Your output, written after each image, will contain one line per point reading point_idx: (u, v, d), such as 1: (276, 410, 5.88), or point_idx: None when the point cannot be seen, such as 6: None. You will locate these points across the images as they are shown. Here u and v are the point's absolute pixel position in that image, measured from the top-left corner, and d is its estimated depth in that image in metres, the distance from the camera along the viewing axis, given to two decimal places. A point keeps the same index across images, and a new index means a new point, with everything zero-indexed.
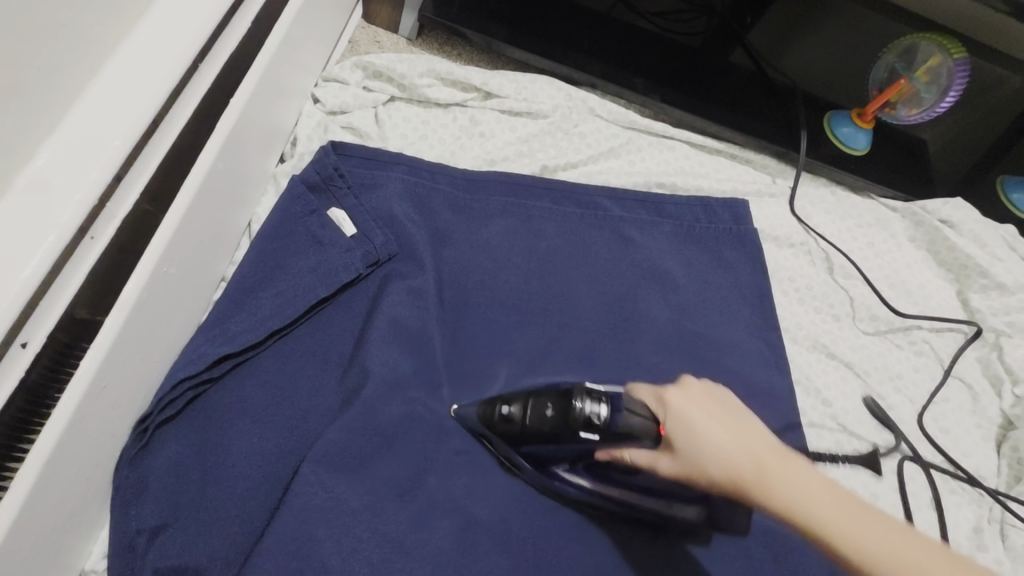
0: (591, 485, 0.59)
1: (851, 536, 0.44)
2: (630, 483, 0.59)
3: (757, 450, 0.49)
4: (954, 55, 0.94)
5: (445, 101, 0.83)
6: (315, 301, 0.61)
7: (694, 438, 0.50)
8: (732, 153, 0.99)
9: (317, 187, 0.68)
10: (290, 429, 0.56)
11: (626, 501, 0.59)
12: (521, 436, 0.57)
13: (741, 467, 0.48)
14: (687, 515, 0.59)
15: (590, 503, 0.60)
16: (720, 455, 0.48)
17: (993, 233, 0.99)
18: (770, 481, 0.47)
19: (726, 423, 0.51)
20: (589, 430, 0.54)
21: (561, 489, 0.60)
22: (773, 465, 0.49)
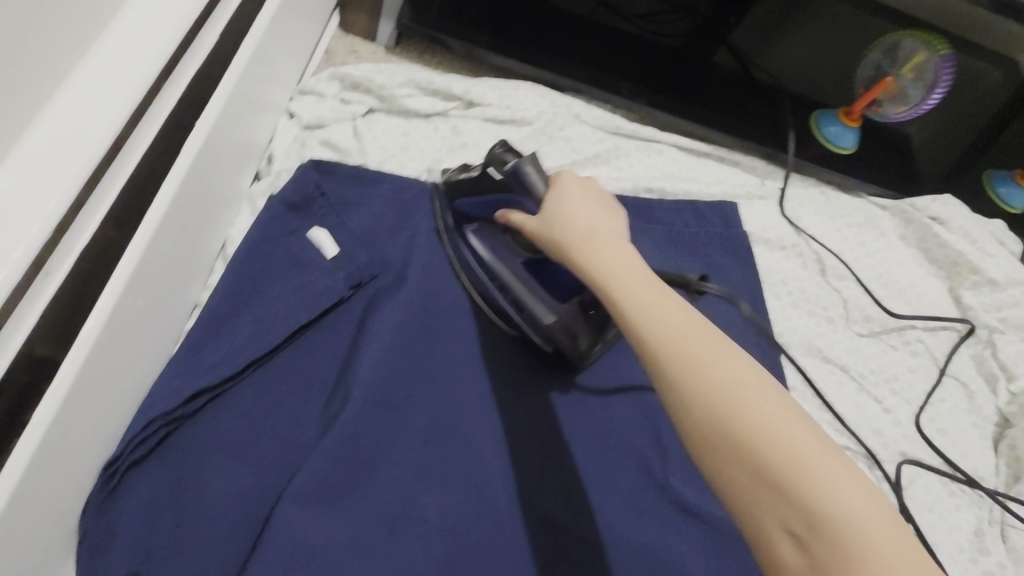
0: (486, 256, 0.67)
1: (630, 295, 0.47)
2: (511, 267, 0.65)
3: (600, 234, 0.53)
4: (940, 51, 0.96)
5: (426, 112, 0.81)
6: (296, 326, 0.58)
7: (555, 210, 0.56)
8: (722, 155, 0.98)
9: (297, 206, 0.65)
10: (272, 463, 0.53)
11: (499, 282, 0.66)
12: (460, 186, 0.68)
13: (574, 229, 0.53)
14: (540, 319, 0.63)
15: (475, 276, 0.68)
16: (565, 224, 0.54)
17: (982, 229, 0.99)
18: (590, 249, 0.51)
19: (590, 212, 0.55)
20: (495, 173, 0.62)
21: (462, 254, 0.69)
22: (610, 247, 0.51)
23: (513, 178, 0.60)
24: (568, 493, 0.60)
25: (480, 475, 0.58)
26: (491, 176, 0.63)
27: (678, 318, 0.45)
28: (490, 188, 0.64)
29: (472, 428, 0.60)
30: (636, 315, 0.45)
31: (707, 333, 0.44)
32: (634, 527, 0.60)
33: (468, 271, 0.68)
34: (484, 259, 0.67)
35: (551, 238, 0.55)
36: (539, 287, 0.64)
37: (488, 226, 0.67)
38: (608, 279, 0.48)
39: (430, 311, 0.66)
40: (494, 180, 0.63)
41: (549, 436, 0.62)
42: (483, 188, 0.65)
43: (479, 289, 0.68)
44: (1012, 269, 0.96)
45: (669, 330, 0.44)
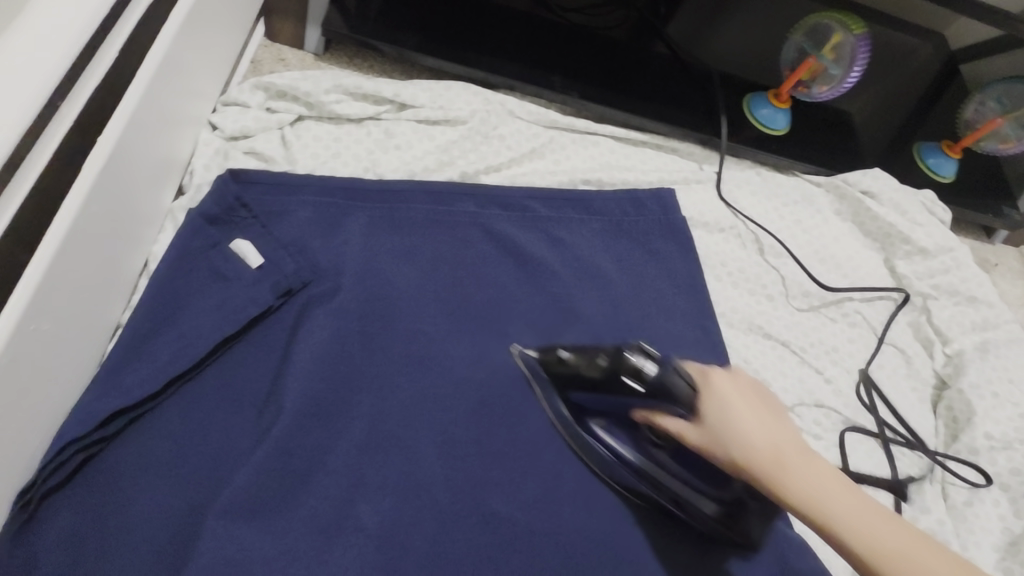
0: (623, 451, 0.63)
1: (851, 527, 0.50)
2: (661, 465, 0.62)
3: (783, 447, 0.53)
4: (855, 30, 0.98)
5: (358, 116, 0.81)
6: (220, 339, 0.58)
7: (726, 428, 0.54)
8: (657, 143, 0.99)
9: (217, 219, 0.64)
10: (201, 479, 0.53)
11: (651, 481, 0.62)
12: (574, 380, 0.63)
13: (763, 454, 0.53)
14: (705, 512, 0.60)
15: (615, 473, 0.64)
16: (746, 448, 0.53)
17: (912, 200, 1.02)
18: (791, 475, 0.52)
19: (757, 419, 0.54)
20: (635, 382, 0.57)
21: (592, 447, 0.64)
22: (799, 463, 0.53)
23: (662, 390, 0.56)
24: (505, 485, 0.62)
25: (418, 474, 0.59)
26: (625, 383, 0.58)
27: (901, 538, 0.50)
28: (618, 389, 0.60)
29: (409, 431, 0.61)
30: (863, 547, 0.50)
31: (928, 546, 0.50)
32: (573, 515, 0.62)
33: (606, 472, 0.64)
34: (625, 457, 0.63)
35: (727, 458, 0.54)
36: (692, 479, 0.60)
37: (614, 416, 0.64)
38: (827, 513, 0.51)
39: (365, 315, 0.66)
40: (632, 387, 0.58)
41: (484, 427, 0.64)
42: (611, 389, 0.60)
43: (621, 484, 0.64)
44: (941, 236, 1.00)
45: (902, 556, 0.49)
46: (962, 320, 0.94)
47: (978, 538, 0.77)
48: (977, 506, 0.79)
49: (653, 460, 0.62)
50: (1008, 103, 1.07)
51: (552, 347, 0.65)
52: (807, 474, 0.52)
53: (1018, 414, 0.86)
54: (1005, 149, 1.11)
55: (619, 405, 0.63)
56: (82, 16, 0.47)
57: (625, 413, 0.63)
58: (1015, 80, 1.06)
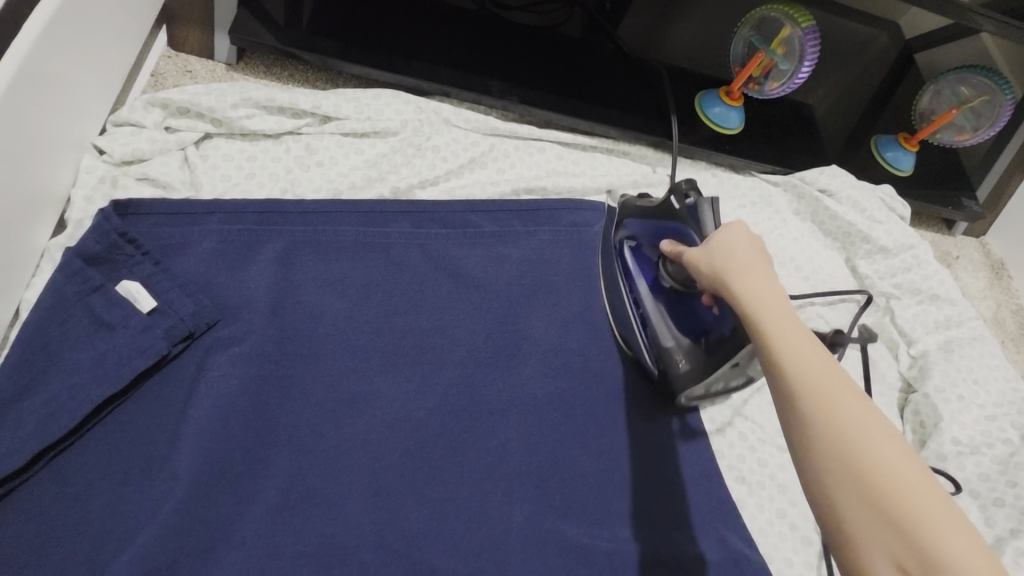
0: (634, 274, 0.72)
1: (783, 333, 0.48)
2: (654, 291, 0.70)
3: (761, 268, 0.55)
4: (802, 24, 0.93)
5: (273, 132, 0.74)
6: (100, 400, 0.51)
7: (722, 241, 0.57)
8: (607, 147, 0.94)
9: (99, 259, 0.56)
10: (79, 565, 0.46)
11: (636, 297, 0.71)
12: (632, 209, 0.75)
13: (735, 259, 0.55)
14: (662, 342, 0.68)
15: (619, 295, 0.72)
16: (726, 252, 0.56)
17: (871, 196, 0.99)
18: (753, 280, 0.53)
19: (749, 257, 0.56)
20: (673, 202, 0.68)
21: (615, 265, 0.74)
22: (766, 281, 0.54)
23: (690, 213, 0.66)
24: (444, 539, 0.56)
25: (340, 539, 0.53)
26: (667, 204, 0.70)
27: (835, 385, 0.45)
28: (668, 217, 0.69)
29: (333, 487, 0.55)
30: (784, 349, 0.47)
31: (861, 401, 0.44)
32: (523, 565, 0.56)
33: (614, 292, 0.73)
34: (632, 277, 0.72)
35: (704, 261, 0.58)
36: (668, 315, 0.68)
37: (644, 243, 0.72)
38: (765, 312, 0.50)
39: (281, 358, 0.59)
40: (669, 208, 0.69)
41: (414, 475, 0.58)
42: (655, 215, 0.71)
43: (614, 303, 0.73)
44: (901, 234, 0.96)
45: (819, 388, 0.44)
46: (925, 319, 0.91)
47: None
48: None
49: (650, 286, 0.70)
50: (963, 93, 1.05)
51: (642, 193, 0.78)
52: (765, 284, 0.53)
53: (984, 417, 0.83)
54: (961, 141, 1.08)
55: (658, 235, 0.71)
56: None
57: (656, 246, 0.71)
58: (968, 69, 1.03)
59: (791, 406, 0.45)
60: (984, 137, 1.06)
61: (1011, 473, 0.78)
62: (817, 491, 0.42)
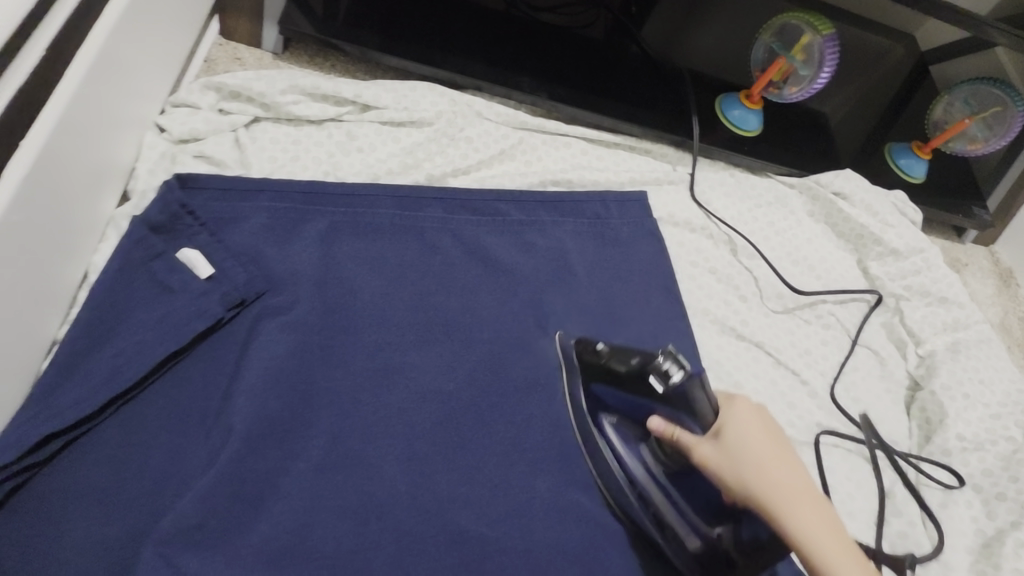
0: (624, 454, 0.62)
1: (847, 572, 0.47)
2: (660, 481, 0.61)
3: (792, 475, 0.52)
4: (822, 31, 0.97)
5: (317, 118, 0.78)
6: (164, 355, 0.55)
7: (744, 448, 0.52)
8: (630, 144, 0.97)
9: (162, 227, 0.60)
10: (141, 507, 0.50)
11: (643, 493, 0.61)
12: (595, 371, 0.64)
13: (766, 472, 0.51)
14: (686, 543, 0.59)
15: (613, 476, 0.63)
16: (755, 465, 0.52)
17: (883, 201, 1.02)
18: (793, 502, 0.50)
19: (778, 464, 0.52)
20: (655, 381, 0.57)
21: (596, 440, 0.64)
22: (800, 493, 0.51)
23: (680, 396, 0.55)
24: (473, 503, 0.59)
25: (379, 496, 0.57)
26: (647, 381, 0.58)
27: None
28: (645, 392, 0.59)
29: (372, 449, 0.58)
30: None
31: None
32: (545, 531, 0.60)
33: (603, 470, 0.63)
34: (623, 459, 0.62)
35: (728, 471, 0.52)
36: (683, 503, 0.60)
37: (628, 420, 0.63)
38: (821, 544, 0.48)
39: (325, 327, 0.63)
40: (653, 388, 0.58)
41: (446, 441, 0.61)
42: (632, 388, 0.61)
43: (607, 485, 0.63)
44: (912, 238, 0.99)
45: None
46: (934, 320, 0.94)
47: (953, 540, 0.77)
48: (951, 509, 0.79)
49: (652, 472, 0.61)
50: (974, 104, 1.08)
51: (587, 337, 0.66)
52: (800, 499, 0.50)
53: (989, 415, 0.86)
54: (973, 150, 1.11)
55: (639, 407, 0.62)
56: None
57: (638, 416, 0.63)
58: (981, 82, 1.07)
59: None
60: (996, 146, 1.09)
61: (1014, 470, 0.81)
62: None
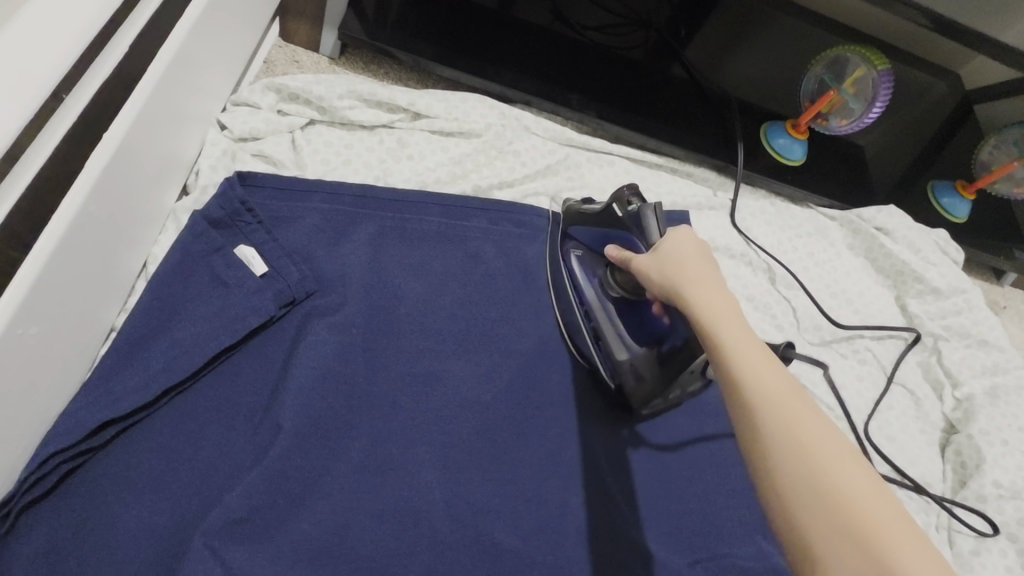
0: (582, 285, 0.71)
1: (738, 348, 0.46)
2: (605, 305, 0.69)
3: (713, 281, 0.52)
4: (877, 65, 0.97)
5: (370, 123, 0.79)
6: (218, 349, 0.56)
7: (672, 253, 0.55)
8: (673, 166, 0.97)
9: (221, 223, 0.62)
10: (191, 496, 0.50)
11: (588, 310, 0.70)
12: (574, 216, 0.75)
13: (683, 273, 0.53)
14: (613, 352, 0.67)
15: (570, 302, 0.72)
16: (676, 265, 0.54)
17: (926, 238, 1.01)
18: (703, 294, 0.51)
19: (704, 269, 0.54)
20: (616, 209, 0.67)
21: (563, 276, 0.73)
22: (715, 291, 0.51)
23: (632, 219, 0.65)
24: (508, 517, 0.59)
25: (416, 502, 0.57)
26: (610, 212, 0.68)
27: (792, 407, 0.42)
28: (608, 224, 0.69)
29: (410, 456, 0.59)
30: (738, 365, 0.45)
31: (818, 415, 0.42)
32: (576, 548, 0.59)
33: (564, 301, 0.73)
34: (580, 286, 0.71)
35: (656, 272, 0.56)
36: (621, 323, 0.68)
37: (591, 253, 0.72)
38: (718, 321, 0.48)
39: (370, 332, 0.63)
40: (613, 216, 0.67)
41: (485, 452, 0.61)
42: (599, 222, 0.70)
43: (566, 312, 0.72)
44: (954, 277, 0.98)
45: (783, 414, 0.42)
46: (972, 363, 0.92)
47: None
48: (984, 557, 0.77)
49: (602, 297, 0.70)
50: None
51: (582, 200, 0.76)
52: (716, 296, 0.51)
53: None
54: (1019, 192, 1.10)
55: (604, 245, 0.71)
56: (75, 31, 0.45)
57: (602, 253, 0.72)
58: None
59: (749, 435, 0.42)
60: None
61: None
62: (773, 514, 0.40)
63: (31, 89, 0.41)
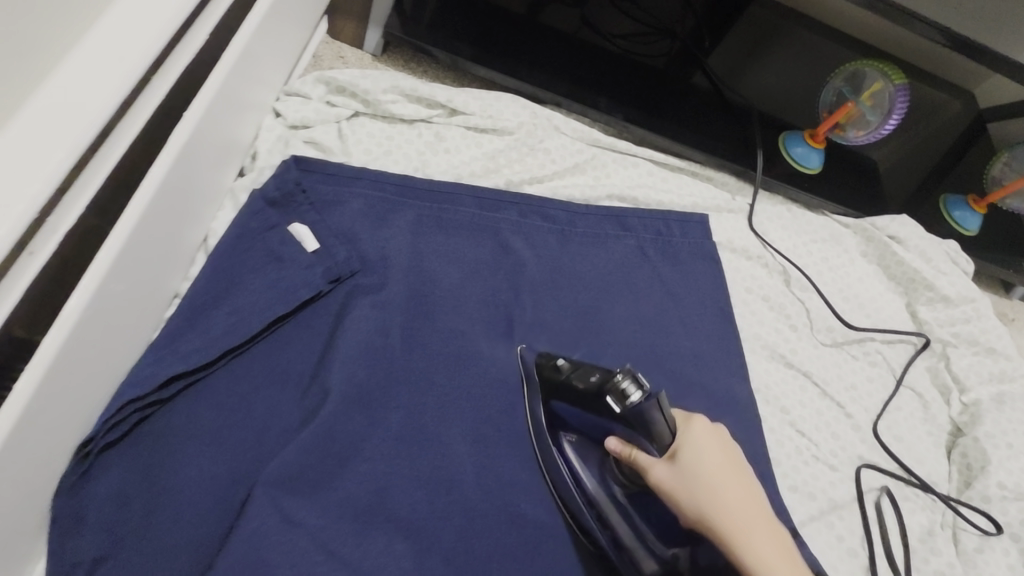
0: (583, 480, 0.62)
1: None
2: (616, 501, 0.61)
3: (750, 506, 0.53)
4: (895, 80, 1.01)
5: (410, 117, 0.83)
6: (273, 317, 0.60)
7: (700, 474, 0.53)
8: (693, 170, 1.01)
9: (277, 203, 0.66)
10: (247, 451, 0.55)
11: (599, 512, 0.61)
12: (553, 388, 0.63)
13: (723, 506, 0.52)
14: (643, 568, 0.59)
15: (568, 501, 0.62)
16: (710, 492, 0.53)
17: (937, 248, 1.04)
18: (750, 534, 0.51)
19: (734, 489, 0.53)
20: (613, 402, 0.57)
21: (557, 465, 0.63)
22: (756, 525, 0.52)
23: (636, 415, 0.55)
24: (534, 490, 0.63)
25: (451, 468, 0.60)
26: (606, 402, 0.58)
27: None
28: (601, 408, 0.60)
29: (444, 426, 0.62)
30: None
31: None
32: None
33: (564, 498, 0.62)
34: (582, 485, 0.62)
35: (685, 498, 0.53)
36: (642, 525, 0.60)
37: (586, 439, 0.64)
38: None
39: (410, 310, 0.68)
40: (612, 410, 0.57)
41: (516, 424, 0.65)
42: (591, 405, 0.60)
43: (569, 508, 0.62)
44: (964, 286, 1.01)
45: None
46: (980, 369, 0.95)
47: None
48: (987, 554, 0.80)
49: (610, 495, 0.61)
50: None
51: (550, 355, 0.65)
52: (758, 534, 0.51)
53: None
54: None
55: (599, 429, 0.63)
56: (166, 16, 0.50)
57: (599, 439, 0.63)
58: None
59: None
60: None
61: None
62: None
63: (128, 72, 0.47)
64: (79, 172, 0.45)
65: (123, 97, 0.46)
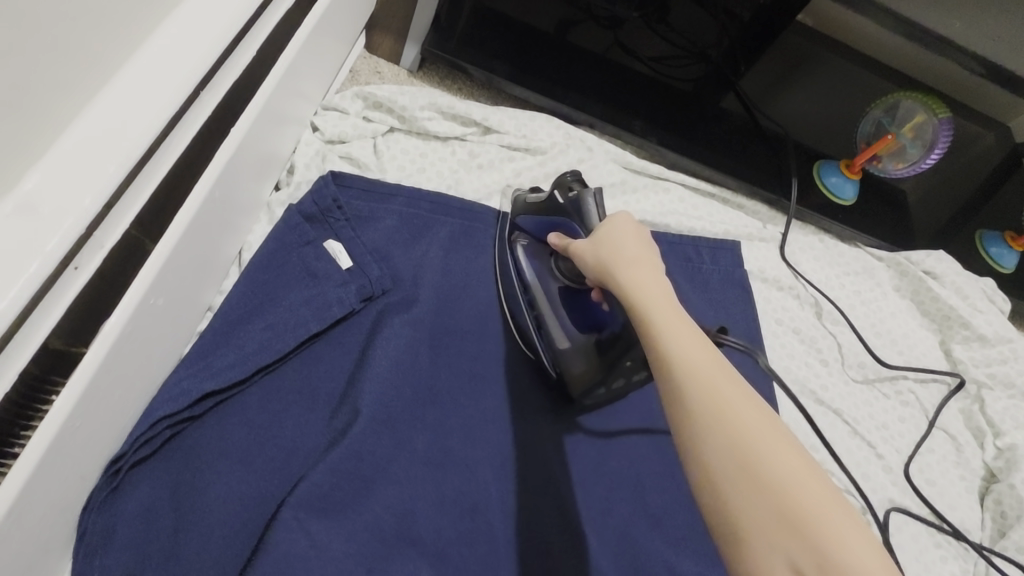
0: (526, 274, 0.70)
1: (668, 327, 0.46)
2: (548, 289, 0.69)
3: (649, 263, 0.53)
4: (937, 113, 1.01)
5: (444, 135, 0.83)
6: (306, 335, 0.60)
7: (609, 233, 0.56)
8: (725, 198, 1.00)
9: (314, 218, 0.67)
10: (275, 472, 0.54)
11: (531, 298, 0.69)
12: (519, 205, 0.73)
13: (621, 254, 0.53)
14: (555, 341, 0.66)
15: (512, 287, 0.71)
16: (614, 245, 0.55)
17: (973, 285, 1.01)
18: (638, 272, 0.51)
19: (638, 248, 0.55)
20: (558, 197, 0.66)
21: (507, 262, 0.72)
22: (650, 272, 0.52)
23: (572, 205, 0.64)
24: (562, 520, 0.61)
25: (477, 495, 0.59)
26: (552, 199, 0.67)
27: (736, 392, 0.41)
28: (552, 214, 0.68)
29: (472, 451, 0.61)
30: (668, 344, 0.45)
31: (749, 401, 0.42)
32: (622, 557, 0.61)
33: (508, 290, 0.71)
34: (523, 272, 0.70)
35: (593, 257, 0.56)
36: (566, 313, 0.67)
37: (537, 242, 0.71)
38: (650, 303, 0.48)
39: (440, 330, 0.67)
40: (556, 202, 0.67)
41: (544, 450, 0.64)
42: (543, 211, 0.69)
43: (509, 299, 0.71)
44: (1001, 326, 0.98)
45: (742, 421, 0.40)
46: (1016, 414, 0.91)
47: None
48: None
49: (546, 283, 0.69)
50: None
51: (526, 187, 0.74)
52: (651, 278, 0.51)
53: None
54: None
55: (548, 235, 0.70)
56: (218, 34, 0.50)
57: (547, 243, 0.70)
58: None
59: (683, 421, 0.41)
60: None
61: None
62: (705, 497, 0.39)
63: (179, 87, 0.47)
64: (128, 187, 0.45)
65: (173, 113, 0.46)
